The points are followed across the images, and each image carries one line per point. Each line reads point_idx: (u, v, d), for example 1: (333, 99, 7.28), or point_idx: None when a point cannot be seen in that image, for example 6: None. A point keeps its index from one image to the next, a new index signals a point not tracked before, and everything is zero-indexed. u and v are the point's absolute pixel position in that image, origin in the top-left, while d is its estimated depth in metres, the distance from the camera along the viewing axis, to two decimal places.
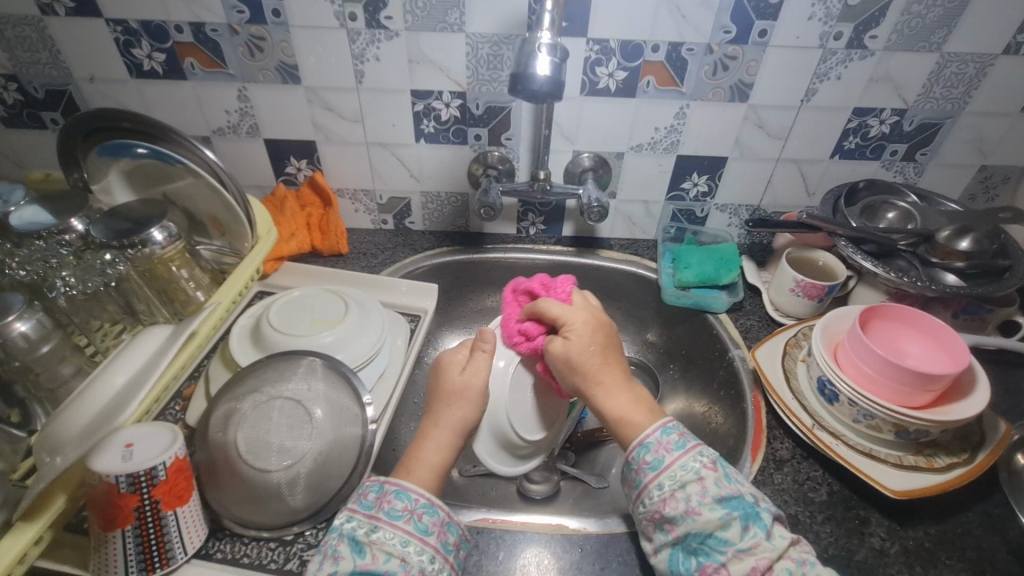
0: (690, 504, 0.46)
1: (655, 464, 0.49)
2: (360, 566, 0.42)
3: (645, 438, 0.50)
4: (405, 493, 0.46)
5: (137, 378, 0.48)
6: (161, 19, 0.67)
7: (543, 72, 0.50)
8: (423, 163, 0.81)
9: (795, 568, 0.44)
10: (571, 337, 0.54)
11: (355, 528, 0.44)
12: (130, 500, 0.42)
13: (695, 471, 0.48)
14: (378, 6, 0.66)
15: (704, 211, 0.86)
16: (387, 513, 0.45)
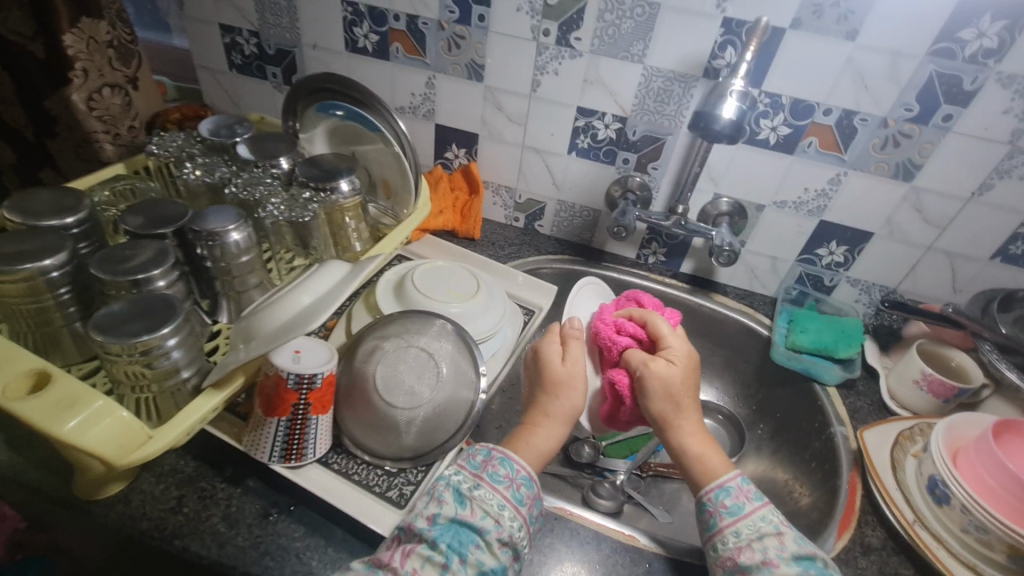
0: (767, 556, 0.45)
1: (734, 509, 0.49)
2: (461, 515, 0.46)
3: (727, 481, 0.51)
4: (509, 462, 0.50)
5: (321, 302, 0.52)
6: (385, 6, 0.78)
7: (726, 115, 0.56)
8: (568, 174, 0.86)
9: None
10: (674, 360, 0.59)
11: (461, 482, 0.48)
12: (291, 396, 0.49)
13: (775, 524, 0.48)
14: (572, 27, 0.72)
15: (833, 281, 0.84)
16: (490, 475, 0.49)
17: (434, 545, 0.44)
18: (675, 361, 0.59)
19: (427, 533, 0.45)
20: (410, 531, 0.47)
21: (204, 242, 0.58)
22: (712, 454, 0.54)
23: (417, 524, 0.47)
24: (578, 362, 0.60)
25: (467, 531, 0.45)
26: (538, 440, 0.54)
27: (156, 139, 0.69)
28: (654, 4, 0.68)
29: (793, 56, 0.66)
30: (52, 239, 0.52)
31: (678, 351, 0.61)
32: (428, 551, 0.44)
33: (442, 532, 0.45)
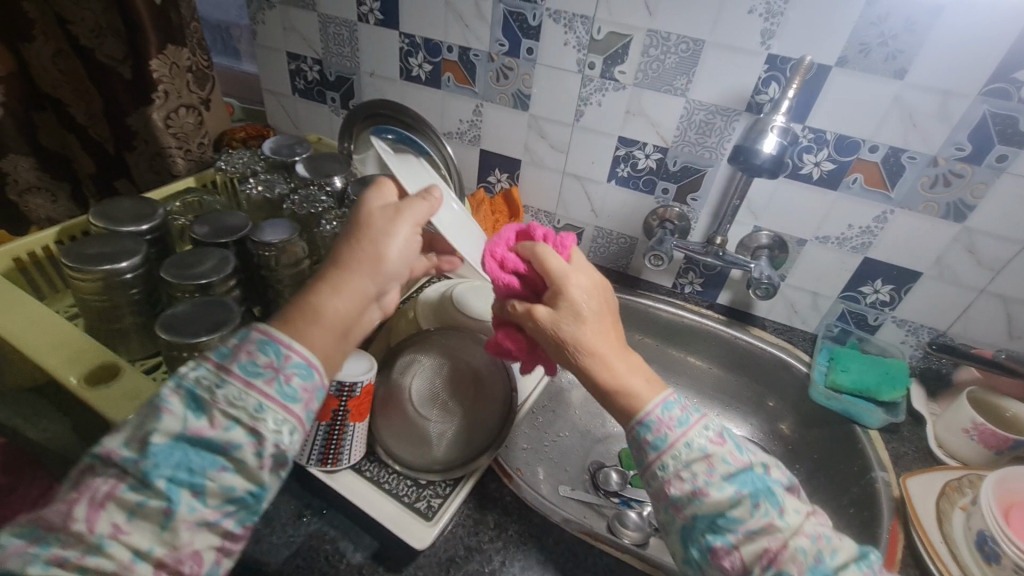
0: (697, 484, 0.41)
1: (657, 444, 0.43)
2: (195, 433, 0.34)
3: (647, 415, 0.44)
4: (271, 346, 0.37)
5: None
6: (440, 39, 0.83)
7: (767, 150, 0.58)
8: (607, 201, 0.88)
9: (809, 548, 0.39)
10: (562, 303, 0.46)
11: (199, 382, 0.36)
12: (331, 402, 0.51)
13: (702, 448, 0.42)
14: (617, 61, 0.75)
15: (877, 320, 0.82)
16: (243, 368, 0.36)
17: (150, 483, 0.33)
18: (559, 299, 0.46)
19: (136, 466, 0.33)
20: (107, 461, 0.34)
21: (261, 253, 0.62)
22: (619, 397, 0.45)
23: (121, 452, 0.34)
24: (403, 221, 0.44)
25: (204, 452, 0.35)
26: (340, 308, 0.40)
27: (225, 155, 0.75)
28: (698, 41, 0.69)
29: (838, 93, 0.67)
30: (129, 243, 0.57)
31: (568, 282, 0.47)
32: (138, 492, 0.33)
33: (162, 461, 0.33)
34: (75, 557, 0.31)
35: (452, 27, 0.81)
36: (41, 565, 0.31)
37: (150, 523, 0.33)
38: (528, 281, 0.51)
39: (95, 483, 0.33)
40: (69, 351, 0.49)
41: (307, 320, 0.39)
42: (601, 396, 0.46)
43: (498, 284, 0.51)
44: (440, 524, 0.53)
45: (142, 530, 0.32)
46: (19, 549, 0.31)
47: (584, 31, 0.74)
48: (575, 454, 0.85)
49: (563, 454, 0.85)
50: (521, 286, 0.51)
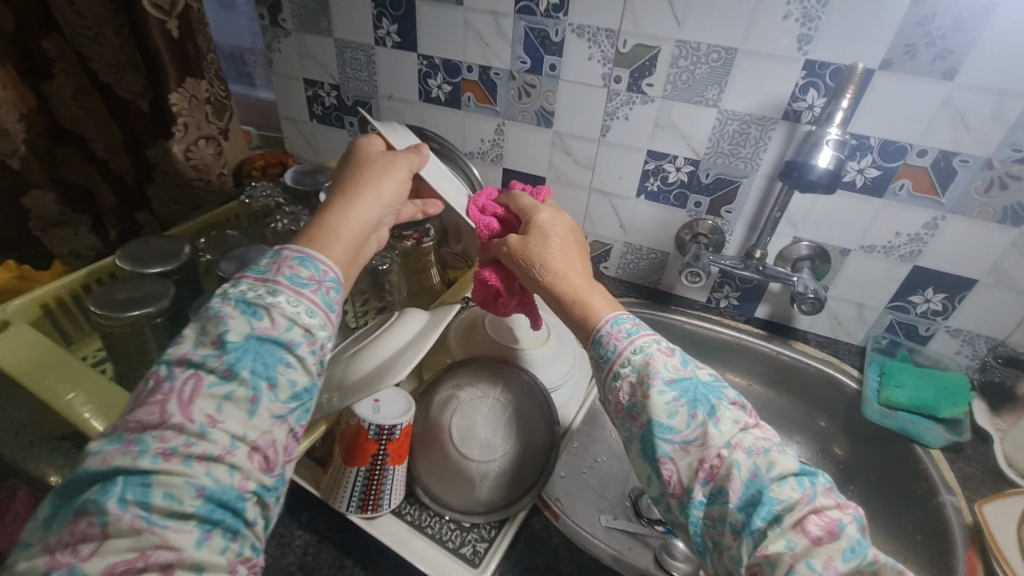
0: (640, 390, 0.43)
1: (609, 355, 0.46)
2: (259, 331, 0.37)
3: (598, 329, 0.48)
4: (310, 262, 0.41)
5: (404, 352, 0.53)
6: (459, 59, 0.81)
7: (823, 165, 0.57)
8: (636, 217, 0.85)
9: (744, 462, 0.39)
10: (532, 231, 0.55)
11: (247, 291, 0.38)
12: (371, 445, 0.50)
13: (648, 354, 0.45)
14: (644, 74, 0.72)
15: (929, 330, 0.78)
16: (289, 279, 0.40)
17: (230, 374, 0.35)
18: (530, 228, 0.55)
19: (216, 361, 0.35)
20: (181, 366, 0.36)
21: None
22: (592, 306, 0.49)
23: (196, 352, 0.36)
24: (400, 164, 0.50)
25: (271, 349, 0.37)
26: (346, 227, 0.45)
27: (248, 188, 0.73)
28: (730, 50, 0.67)
29: (882, 97, 0.63)
30: (158, 285, 0.56)
31: (539, 213, 0.56)
32: (221, 385, 0.35)
33: (240, 356, 0.36)
34: (182, 446, 0.33)
35: (472, 46, 0.79)
36: (151, 457, 0.32)
37: (240, 411, 0.35)
38: (506, 224, 0.60)
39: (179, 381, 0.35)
40: (110, 411, 0.50)
41: (323, 237, 0.43)
42: (562, 311, 0.51)
43: (478, 226, 0.59)
44: (487, 571, 0.50)
45: (234, 419, 0.35)
46: (117, 451, 0.32)
47: (610, 44, 0.72)
48: (614, 480, 0.82)
49: (603, 480, 0.81)
50: (500, 228, 0.60)
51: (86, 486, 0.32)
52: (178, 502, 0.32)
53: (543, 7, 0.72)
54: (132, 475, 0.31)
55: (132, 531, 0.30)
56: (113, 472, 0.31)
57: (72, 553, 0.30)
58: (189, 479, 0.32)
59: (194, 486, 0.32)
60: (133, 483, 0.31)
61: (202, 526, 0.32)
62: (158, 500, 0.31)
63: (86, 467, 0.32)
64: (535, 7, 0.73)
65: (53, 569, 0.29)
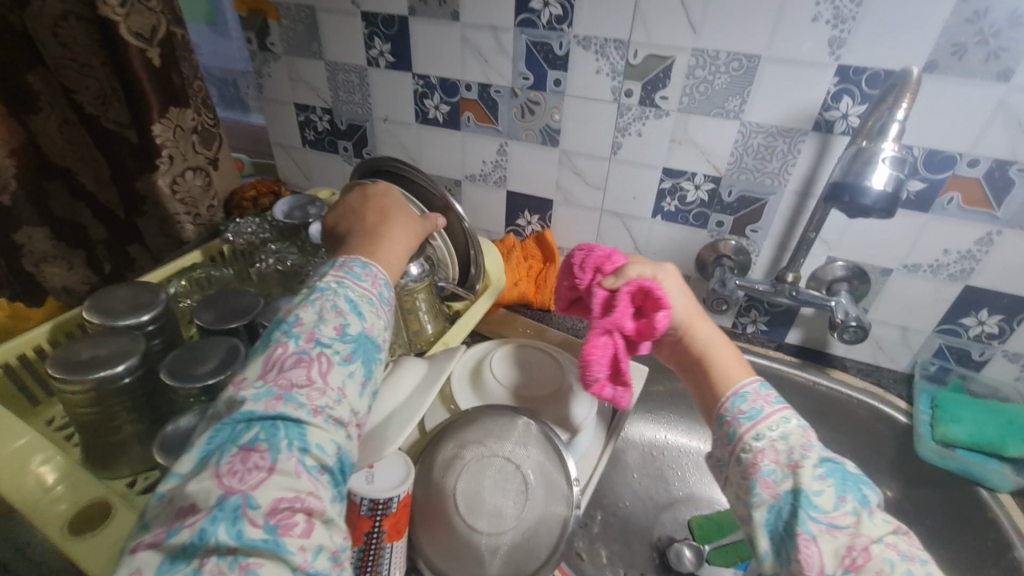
0: (792, 457, 0.40)
1: (751, 414, 0.43)
2: (369, 329, 0.42)
3: (742, 389, 0.46)
4: (392, 285, 0.47)
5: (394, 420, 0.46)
6: (457, 77, 0.76)
7: (878, 185, 0.50)
8: (653, 238, 0.79)
9: (895, 560, 0.35)
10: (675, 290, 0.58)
11: (352, 293, 0.42)
12: (365, 523, 0.43)
13: (798, 426, 0.42)
14: (658, 86, 0.66)
15: (983, 355, 0.70)
16: (377, 294, 0.45)
17: (350, 359, 0.40)
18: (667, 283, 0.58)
19: (341, 344, 0.39)
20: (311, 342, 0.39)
21: None
22: (738, 363, 0.49)
23: (323, 333, 0.39)
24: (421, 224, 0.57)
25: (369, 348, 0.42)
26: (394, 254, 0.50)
27: (232, 225, 0.68)
28: (753, 57, 0.61)
29: (926, 103, 0.57)
30: (127, 341, 0.50)
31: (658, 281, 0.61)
32: (346, 366, 0.39)
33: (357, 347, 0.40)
34: (326, 409, 0.37)
35: (470, 64, 0.74)
36: (304, 412, 0.36)
37: (357, 390, 0.39)
38: None
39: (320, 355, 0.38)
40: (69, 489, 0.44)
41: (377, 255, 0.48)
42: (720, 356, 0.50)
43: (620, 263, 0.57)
44: None
45: (355, 395, 0.39)
46: (276, 401, 0.36)
47: (619, 56, 0.66)
48: (640, 527, 0.75)
49: (627, 529, 0.75)
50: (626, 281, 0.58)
51: (245, 427, 0.35)
52: (323, 454, 0.35)
53: (546, 19, 0.67)
54: (292, 423, 0.35)
55: (295, 472, 0.34)
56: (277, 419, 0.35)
57: (244, 482, 0.32)
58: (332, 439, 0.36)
59: (335, 444, 0.36)
60: (293, 431, 0.35)
61: (332, 480, 0.36)
62: (314, 449, 0.35)
63: (246, 411, 0.35)
64: (537, 19, 0.67)
65: (229, 494, 0.32)
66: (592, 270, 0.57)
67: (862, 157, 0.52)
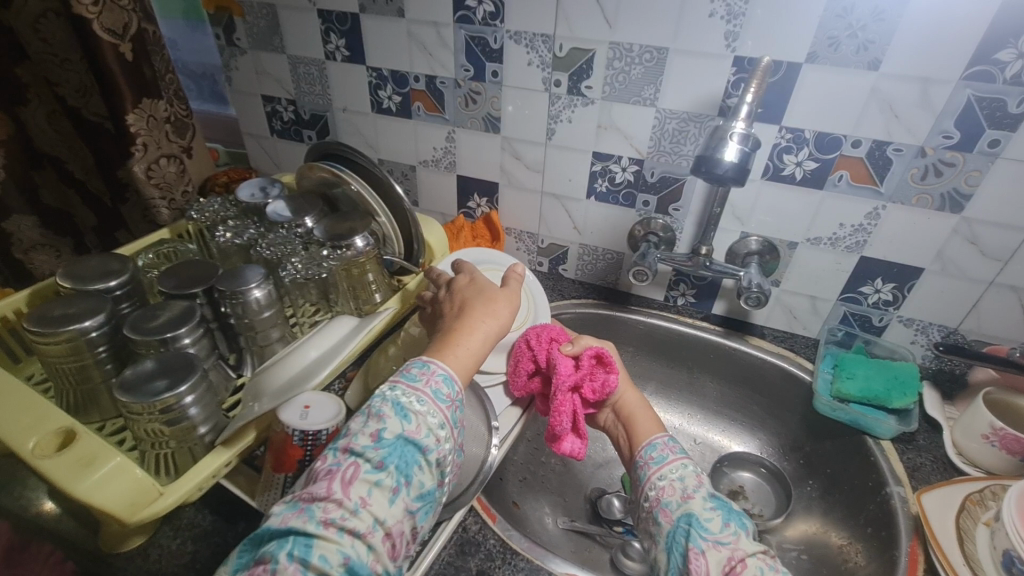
0: (686, 490, 0.47)
1: (658, 459, 0.52)
2: (408, 431, 0.45)
3: (654, 439, 0.54)
4: (450, 381, 0.50)
5: (324, 356, 0.58)
6: (406, 70, 0.82)
7: (728, 159, 0.57)
8: (589, 218, 0.85)
9: (766, 570, 0.42)
10: None
11: (400, 397, 0.47)
12: (296, 452, 0.50)
13: (693, 468, 0.50)
14: (583, 76, 0.73)
15: (882, 321, 0.77)
16: (432, 391, 0.48)
17: (381, 465, 0.43)
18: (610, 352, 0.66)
19: (372, 452, 0.43)
20: (346, 452, 0.44)
21: (229, 300, 0.61)
22: (656, 419, 0.58)
23: (358, 443, 0.44)
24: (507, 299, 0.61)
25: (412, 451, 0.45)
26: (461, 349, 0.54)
27: (196, 205, 0.74)
28: (661, 49, 0.67)
29: (812, 89, 0.64)
30: (94, 302, 0.57)
31: None
32: (373, 474, 0.42)
33: (390, 451, 0.44)
34: (338, 519, 0.40)
35: (417, 57, 0.80)
36: (315, 524, 0.39)
37: (383, 498, 0.42)
38: None
39: (343, 466, 0.42)
40: None
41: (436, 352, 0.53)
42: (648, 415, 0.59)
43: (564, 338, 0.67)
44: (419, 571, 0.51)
45: (379, 504, 0.42)
46: (293, 514, 0.40)
47: (546, 49, 0.73)
48: (576, 481, 0.82)
49: (563, 482, 0.81)
50: None
51: (264, 539, 0.40)
52: (328, 565, 0.38)
53: (480, 15, 0.73)
54: (301, 535, 0.39)
55: None
56: (288, 530, 0.39)
57: None
58: (340, 547, 0.39)
59: (342, 556, 0.39)
60: (300, 543, 0.38)
61: None
62: (315, 560, 0.38)
63: (269, 523, 0.40)
64: (472, 16, 0.74)
65: None
66: (548, 341, 0.65)
67: (720, 133, 0.59)
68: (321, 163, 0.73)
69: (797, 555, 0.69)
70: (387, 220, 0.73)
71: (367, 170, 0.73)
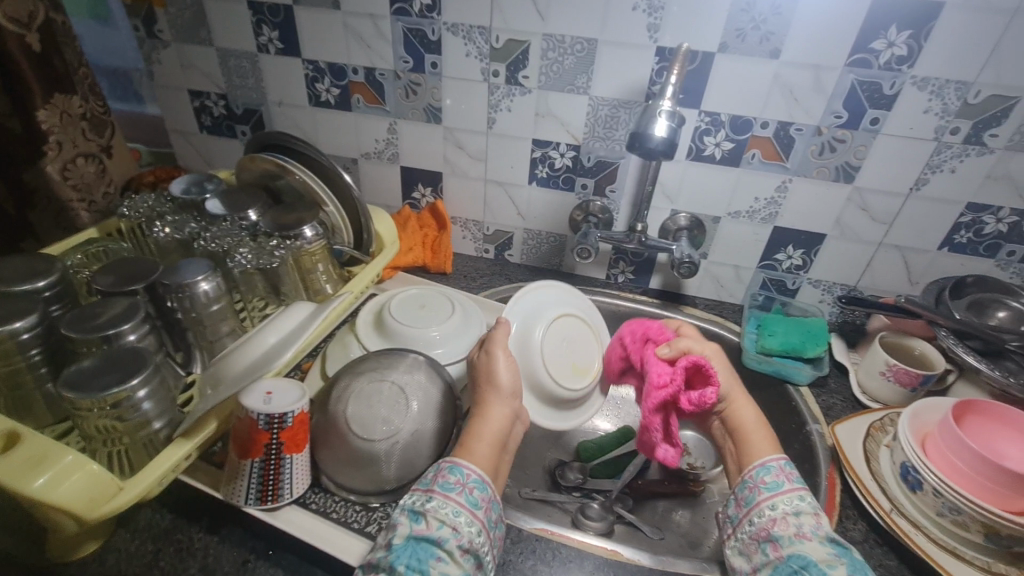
0: (801, 530, 0.49)
1: (772, 485, 0.53)
2: (417, 531, 0.46)
3: (767, 462, 0.55)
4: (457, 468, 0.51)
5: (284, 340, 0.59)
6: (344, 62, 0.83)
7: (658, 134, 0.63)
8: (532, 203, 0.89)
9: None
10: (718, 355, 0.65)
11: (414, 501, 0.49)
12: (262, 436, 0.50)
13: (809, 505, 0.51)
14: (519, 66, 0.77)
15: (795, 284, 0.87)
16: (441, 485, 0.49)
17: (394, 570, 0.43)
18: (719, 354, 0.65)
19: (386, 559, 0.44)
20: (369, 566, 0.45)
21: (175, 295, 0.60)
22: (768, 435, 0.58)
23: (376, 556, 0.46)
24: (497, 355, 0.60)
25: (427, 545, 0.45)
26: (472, 439, 0.54)
27: (127, 202, 0.71)
28: (591, 40, 0.72)
29: (725, 76, 0.71)
30: (23, 303, 0.53)
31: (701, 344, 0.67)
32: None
33: (401, 553, 0.44)
34: None
35: (355, 48, 0.81)
36: None
37: None
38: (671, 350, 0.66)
39: None
40: None
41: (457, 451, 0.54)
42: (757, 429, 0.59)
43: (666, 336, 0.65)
44: None
45: None
46: None
47: (484, 41, 0.76)
48: (535, 455, 0.86)
49: (522, 457, 0.85)
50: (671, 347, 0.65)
51: None
52: None
53: (417, 8, 0.75)
54: None
55: None
56: None
57: None
58: None
59: None
60: None
61: None
62: None
63: None
64: (409, 8, 0.76)
65: None
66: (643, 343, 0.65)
67: (650, 112, 0.65)
68: (263, 155, 0.71)
69: None
70: (336, 210, 0.73)
71: (311, 160, 0.73)
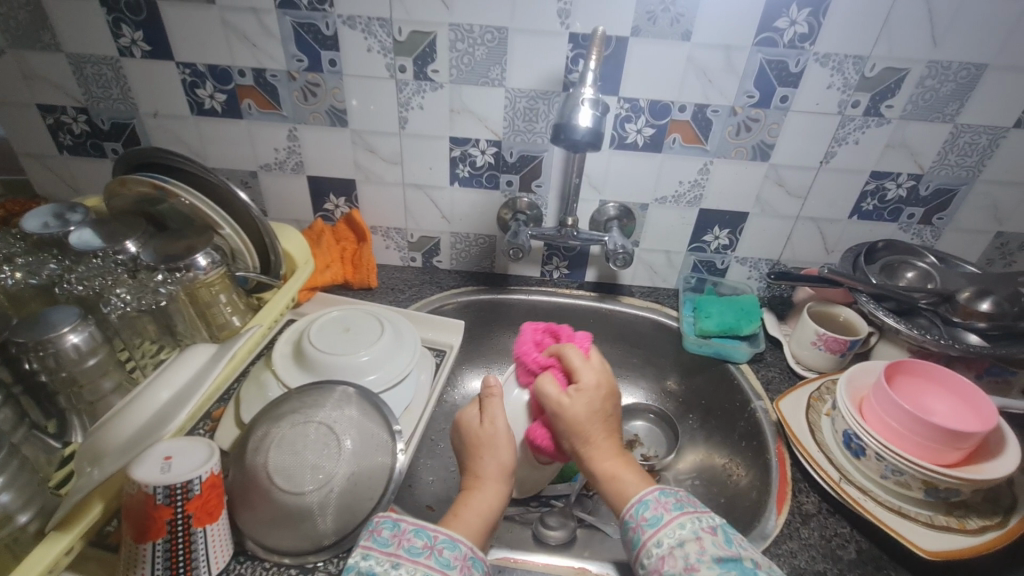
0: (688, 560, 0.44)
1: (654, 520, 0.47)
2: None
3: (647, 494, 0.49)
4: (423, 530, 0.46)
5: (179, 397, 0.51)
6: (227, 64, 0.73)
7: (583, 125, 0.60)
8: (456, 205, 0.84)
9: None
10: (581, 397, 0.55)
11: (374, 566, 0.43)
12: (163, 512, 0.42)
13: (694, 530, 0.46)
14: (427, 60, 0.71)
15: (724, 263, 0.89)
16: (408, 550, 0.45)
17: None
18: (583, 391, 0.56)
19: None
20: None
21: (34, 355, 0.49)
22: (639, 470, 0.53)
23: None
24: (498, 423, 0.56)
25: None
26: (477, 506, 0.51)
27: None
28: (501, 29, 0.68)
29: (640, 61, 0.69)
30: None
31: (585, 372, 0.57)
32: None
33: None
34: None
35: (238, 47, 0.72)
36: None
37: None
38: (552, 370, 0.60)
39: None
40: None
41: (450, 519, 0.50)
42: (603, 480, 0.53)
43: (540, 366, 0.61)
44: None
45: None
46: None
47: (386, 34, 0.70)
48: None
49: None
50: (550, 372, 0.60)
51: None
52: None
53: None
54: None
55: None
56: None
57: None
58: None
59: None
60: None
61: None
62: None
63: None
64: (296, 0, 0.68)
65: None
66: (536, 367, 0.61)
67: (572, 101, 0.62)
68: (136, 175, 0.61)
69: (692, 482, 0.76)
70: (233, 232, 0.64)
71: (197, 177, 0.63)
